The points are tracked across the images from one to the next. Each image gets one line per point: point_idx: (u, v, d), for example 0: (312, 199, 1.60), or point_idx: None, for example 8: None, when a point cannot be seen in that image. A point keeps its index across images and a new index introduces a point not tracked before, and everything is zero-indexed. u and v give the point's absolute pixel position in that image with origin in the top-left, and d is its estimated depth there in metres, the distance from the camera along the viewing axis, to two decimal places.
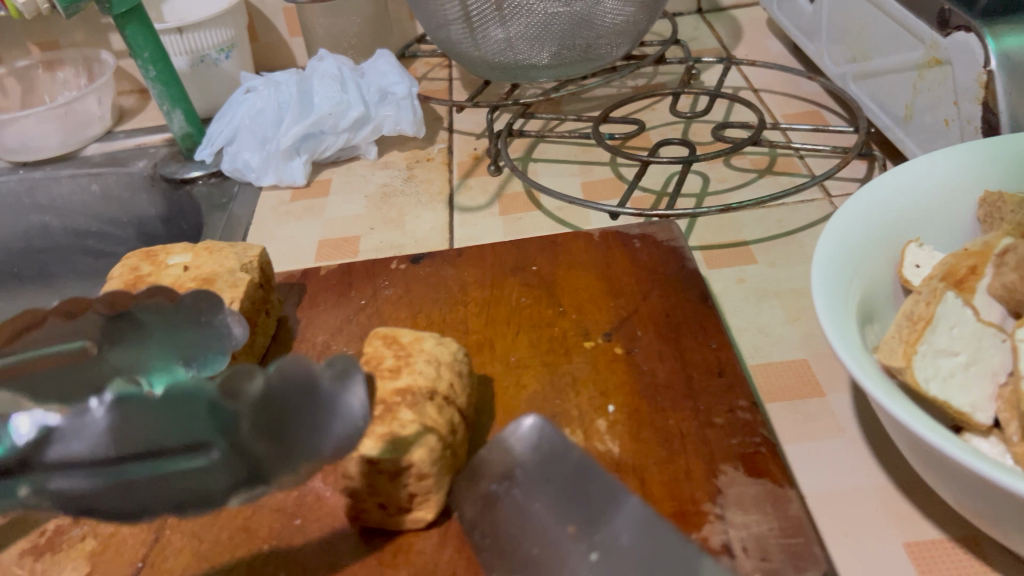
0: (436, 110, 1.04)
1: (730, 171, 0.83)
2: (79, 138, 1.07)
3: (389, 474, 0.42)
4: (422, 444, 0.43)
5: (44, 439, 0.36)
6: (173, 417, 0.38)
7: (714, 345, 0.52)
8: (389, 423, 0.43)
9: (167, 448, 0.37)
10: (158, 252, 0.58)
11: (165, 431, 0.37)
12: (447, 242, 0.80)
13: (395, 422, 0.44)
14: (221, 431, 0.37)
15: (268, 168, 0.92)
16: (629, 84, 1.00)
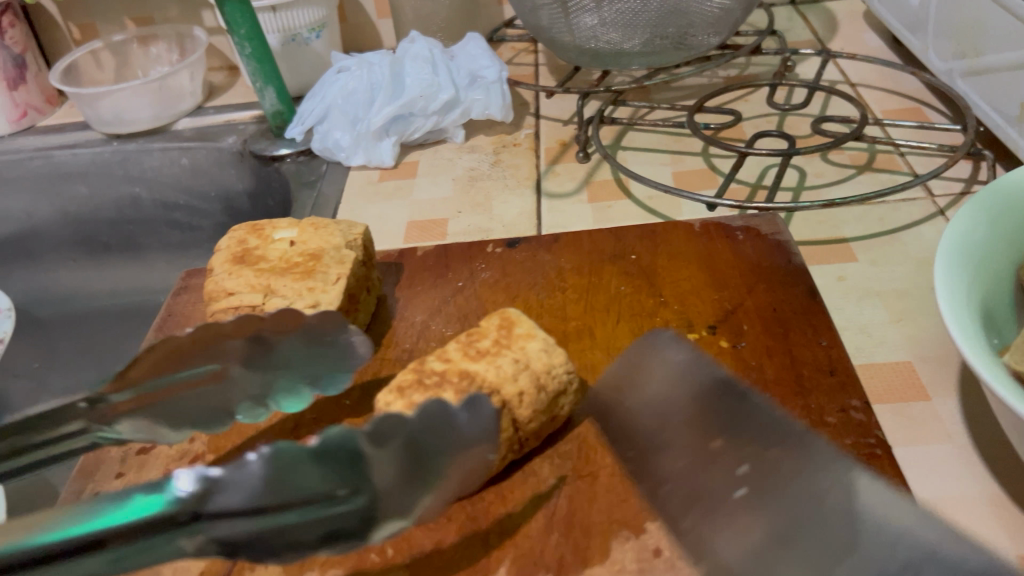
0: (522, 95, 1.04)
1: (827, 166, 0.81)
2: (170, 112, 1.08)
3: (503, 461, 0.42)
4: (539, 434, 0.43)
5: (206, 493, 0.31)
6: (315, 469, 0.32)
7: (824, 343, 0.51)
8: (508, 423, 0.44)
9: (311, 500, 0.32)
10: (264, 226, 0.59)
11: (310, 480, 0.32)
12: (536, 228, 0.80)
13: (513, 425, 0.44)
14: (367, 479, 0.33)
15: (357, 148, 0.93)
16: (721, 75, 0.99)
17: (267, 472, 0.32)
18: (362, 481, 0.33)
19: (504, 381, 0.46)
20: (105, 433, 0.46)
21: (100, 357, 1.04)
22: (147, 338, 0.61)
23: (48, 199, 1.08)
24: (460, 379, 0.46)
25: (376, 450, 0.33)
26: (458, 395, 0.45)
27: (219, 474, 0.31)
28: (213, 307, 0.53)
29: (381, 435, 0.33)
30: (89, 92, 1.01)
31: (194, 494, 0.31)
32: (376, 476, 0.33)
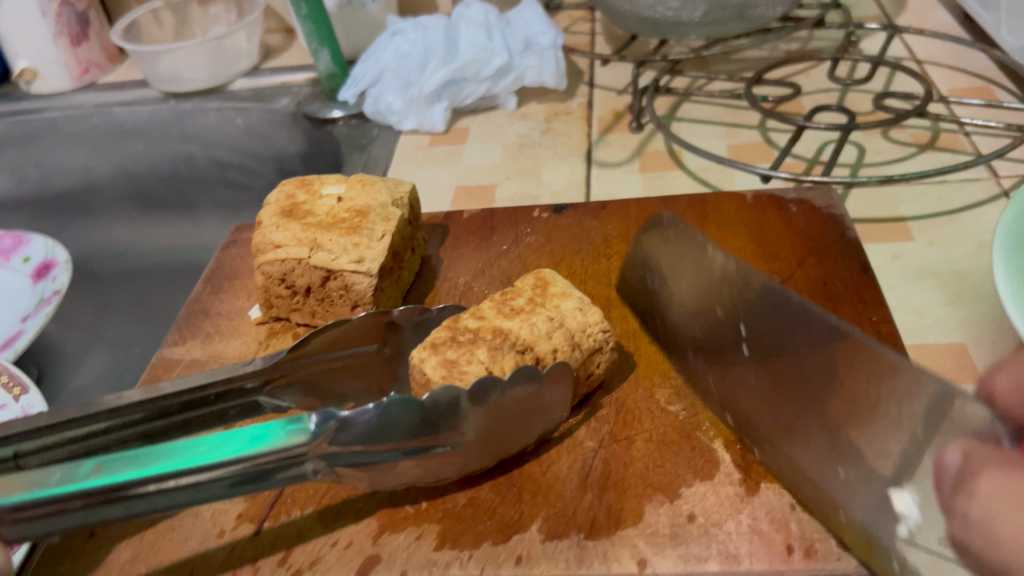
0: (578, 63, 1.02)
1: (888, 144, 0.79)
2: (227, 72, 1.09)
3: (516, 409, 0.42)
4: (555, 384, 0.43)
5: (334, 430, 0.40)
6: (417, 419, 0.41)
7: (875, 318, 0.50)
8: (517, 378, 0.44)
9: (409, 443, 0.41)
10: (313, 181, 0.59)
11: (412, 427, 0.41)
12: (585, 196, 0.79)
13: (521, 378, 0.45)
14: (459, 429, 0.42)
15: (409, 112, 0.93)
16: (782, 48, 0.97)
17: (376, 418, 0.41)
18: (456, 430, 0.42)
19: (539, 339, 0.46)
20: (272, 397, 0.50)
21: (153, 311, 1.06)
22: (196, 289, 0.62)
23: (106, 155, 1.10)
24: (492, 336, 0.46)
25: (473, 406, 0.42)
26: (491, 353, 0.45)
27: (346, 415, 0.41)
28: (260, 260, 0.54)
29: (479, 395, 0.42)
30: (148, 50, 1.03)
31: (320, 431, 0.40)
32: (470, 426, 0.42)
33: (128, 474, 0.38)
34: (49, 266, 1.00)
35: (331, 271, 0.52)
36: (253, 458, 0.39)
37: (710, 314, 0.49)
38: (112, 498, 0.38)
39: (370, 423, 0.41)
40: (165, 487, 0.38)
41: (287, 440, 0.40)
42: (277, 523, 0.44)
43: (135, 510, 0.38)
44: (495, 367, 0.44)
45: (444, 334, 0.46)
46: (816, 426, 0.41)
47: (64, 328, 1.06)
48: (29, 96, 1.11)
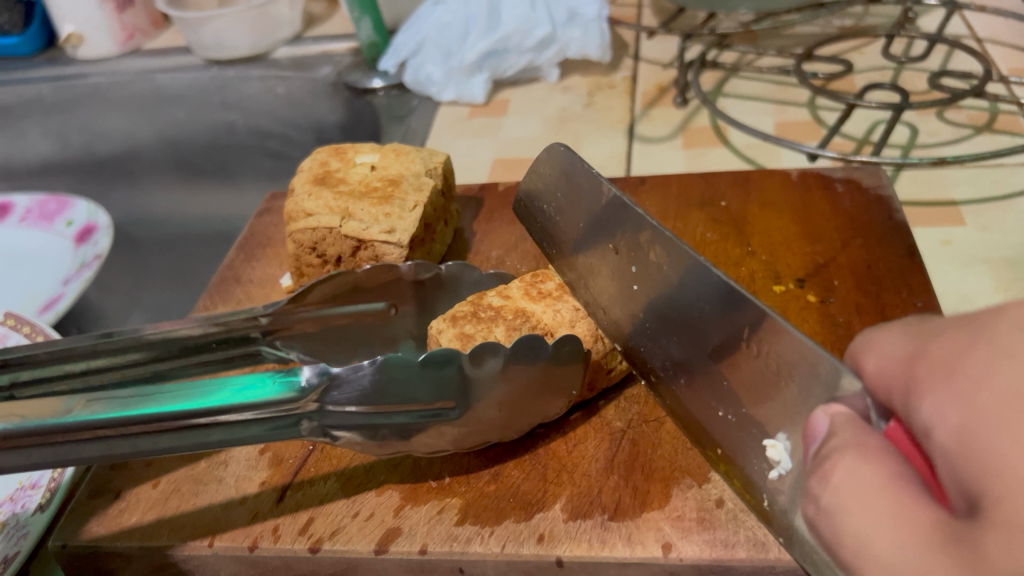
0: (623, 36, 1.00)
1: (943, 125, 0.76)
2: (270, 40, 1.09)
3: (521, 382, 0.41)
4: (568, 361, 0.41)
5: (327, 387, 0.39)
6: (418, 380, 0.40)
7: (920, 304, 0.48)
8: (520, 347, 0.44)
9: (410, 405, 0.40)
10: (347, 149, 0.58)
11: (414, 389, 0.40)
12: (625, 169, 0.78)
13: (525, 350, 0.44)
14: (464, 394, 0.40)
15: (449, 83, 0.92)
16: (835, 24, 0.93)
17: (373, 379, 0.39)
18: (458, 396, 0.40)
19: (559, 324, 0.46)
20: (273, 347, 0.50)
21: (193, 277, 1.07)
22: (229, 255, 0.62)
23: (149, 121, 1.11)
24: (513, 316, 0.46)
25: (474, 371, 0.40)
26: (509, 332, 0.45)
27: (340, 373, 0.39)
28: (291, 228, 0.53)
29: (477, 358, 0.40)
30: (192, 17, 1.04)
31: (312, 386, 0.39)
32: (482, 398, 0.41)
33: (109, 415, 0.38)
34: (91, 231, 1.01)
35: (363, 241, 0.52)
36: (239, 409, 0.38)
37: (626, 279, 0.44)
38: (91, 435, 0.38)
39: (367, 384, 0.39)
40: (146, 429, 0.38)
41: (276, 396, 0.39)
42: (299, 492, 0.44)
43: (116, 449, 0.38)
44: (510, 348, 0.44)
45: (463, 312, 0.46)
46: (726, 388, 0.37)
47: (106, 292, 1.08)
48: (75, 61, 1.12)
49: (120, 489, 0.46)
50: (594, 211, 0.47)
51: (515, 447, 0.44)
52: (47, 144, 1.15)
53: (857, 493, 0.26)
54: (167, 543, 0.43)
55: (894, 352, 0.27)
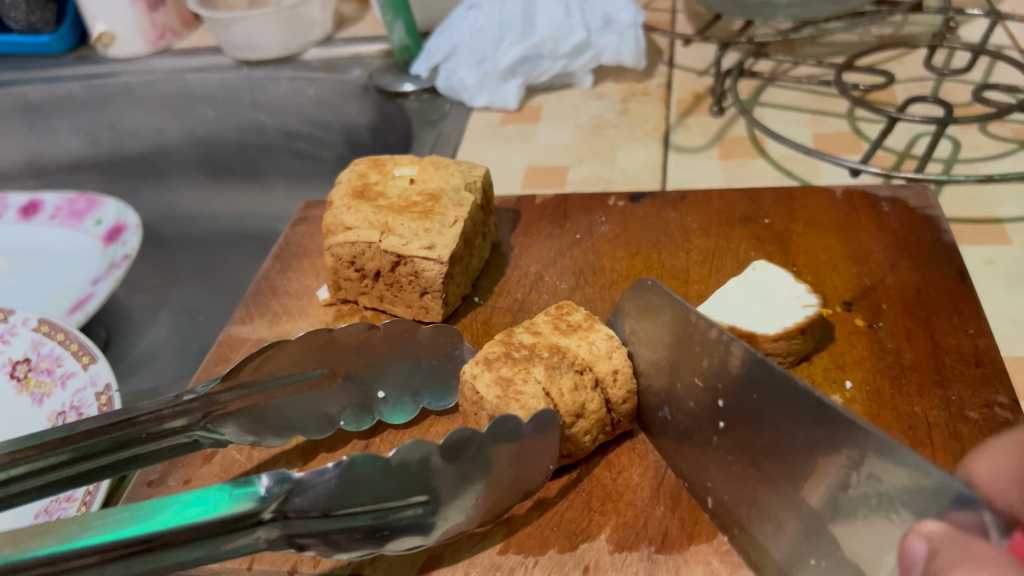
0: (657, 41, 0.99)
1: (987, 139, 0.74)
2: (301, 40, 1.08)
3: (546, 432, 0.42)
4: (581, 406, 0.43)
5: (287, 495, 0.35)
6: (384, 479, 0.36)
7: (971, 330, 0.47)
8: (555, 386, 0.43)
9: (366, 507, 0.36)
10: (386, 161, 0.57)
11: (378, 486, 0.36)
12: (660, 182, 0.77)
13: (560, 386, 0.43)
14: (431, 486, 0.37)
15: (482, 89, 0.91)
16: (873, 33, 0.92)
17: (341, 481, 0.35)
18: (428, 490, 0.37)
19: (598, 358, 0.45)
20: (207, 432, 0.47)
21: (220, 277, 1.07)
22: (265, 265, 0.61)
23: (178, 121, 1.11)
24: (549, 354, 0.45)
25: (448, 462, 0.37)
26: (549, 370, 0.44)
27: (303, 477, 0.35)
28: (330, 241, 0.53)
29: (454, 451, 0.37)
30: (223, 17, 1.03)
31: (272, 495, 0.34)
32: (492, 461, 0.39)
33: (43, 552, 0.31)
34: (120, 230, 1.01)
35: (402, 256, 0.51)
36: (196, 530, 0.33)
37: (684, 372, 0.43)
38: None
39: (330, 488, 0.35)
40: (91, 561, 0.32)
41: (232, 510, 0.34)
42: None
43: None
44: (552, 385, 0.43)
45: (502, 349, 0.45)
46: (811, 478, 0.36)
47: (134, 291, 1.08)
48: (105, 61, 1.12)
49: None
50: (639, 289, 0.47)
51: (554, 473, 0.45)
52: (76, 141, 1.14)
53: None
54: (206, 565, 0.42)
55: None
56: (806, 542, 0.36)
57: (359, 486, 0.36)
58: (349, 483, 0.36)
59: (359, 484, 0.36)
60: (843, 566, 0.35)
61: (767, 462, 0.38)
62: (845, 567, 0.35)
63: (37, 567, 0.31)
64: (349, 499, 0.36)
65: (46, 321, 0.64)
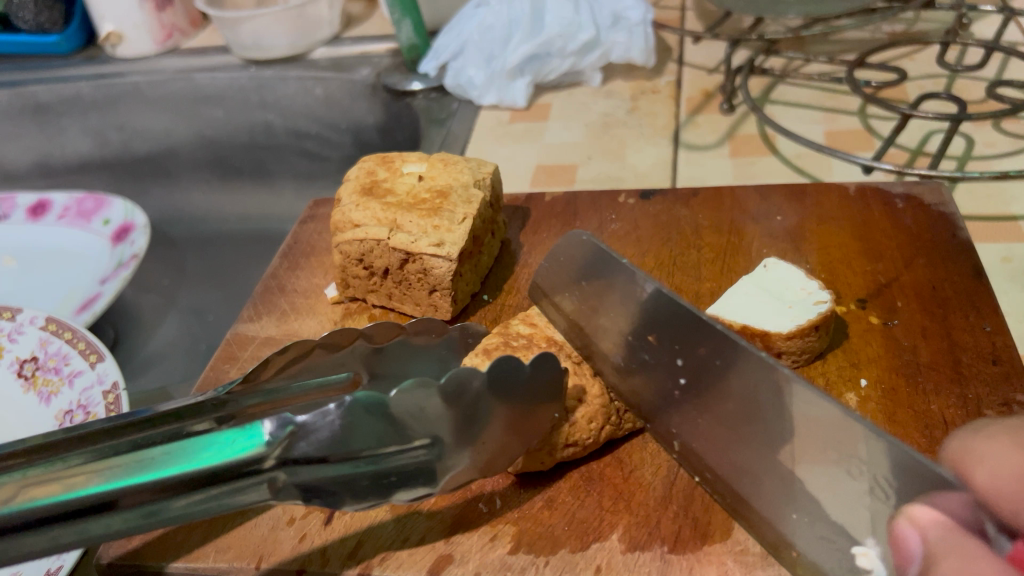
0: (667, 39, 0.99)
1: (1001, 136, 0.74)
2: (309, 40, 1.08)
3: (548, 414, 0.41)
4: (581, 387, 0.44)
5: (293, 438, 0.37)
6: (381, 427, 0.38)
7: (989, 329, 0.46)
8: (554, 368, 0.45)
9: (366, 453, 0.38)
10: (394, 158, 0.57)
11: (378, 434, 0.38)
12: (671, 180, 0.76)
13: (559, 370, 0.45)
14: (432, 429, 0.39)
15: (491, 87, 0.91)
16: (885, 30, 0.91)
17: (342, 423, 0.38)
18: (429, 433, 0.39)
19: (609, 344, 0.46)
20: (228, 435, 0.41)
21: (228, 278, 1.07)
22: (273, 263, 0.61)
23: (186, 120, 1.11)
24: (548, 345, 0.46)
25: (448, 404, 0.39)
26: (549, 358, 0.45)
27: (306, 420, 0.37)
28: (338, 238, 0.53)
29: (454, 392, 0.38)
30: (231, 17, 1.03)
31: (276, 439, 0.36)
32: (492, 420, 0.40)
33: (48, 503, 0.32)
34: (128, 230, 1.01)
35: (411, 254, 0.51)
36: (202, 475, 0.35)
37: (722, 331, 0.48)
38: (34, 528, 0.32)
39: (335, 430, 0.38)
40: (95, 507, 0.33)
41: (238, 456, 0.35)
42: (348, 514, 0.43)
43: (62, 540, 0.32)
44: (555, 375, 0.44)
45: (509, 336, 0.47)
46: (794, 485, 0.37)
47: (142, 291, 1.08)
48: (114, 60, 1.12)
49: None
50: (594, 264, 0.48)
51: (564, 473, 0.44)
52: (85, 142, 1.14)
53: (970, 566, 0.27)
54: (213, 564, 0.42)
55: (988, 461, 0.30)
56: (748, 468, 0.39)
57: (363, 432, 0.38)
58: (349, 423, 0.38)
59: (360, 426, 0.38)
60: (835, 553, 0.36)
61: (754, 467, 0.38)
62: (837, 554, 0.36)
63: (46, 516, 0.32)
64: (353, 443, 0.38)
65: (54, 321, 0.64)
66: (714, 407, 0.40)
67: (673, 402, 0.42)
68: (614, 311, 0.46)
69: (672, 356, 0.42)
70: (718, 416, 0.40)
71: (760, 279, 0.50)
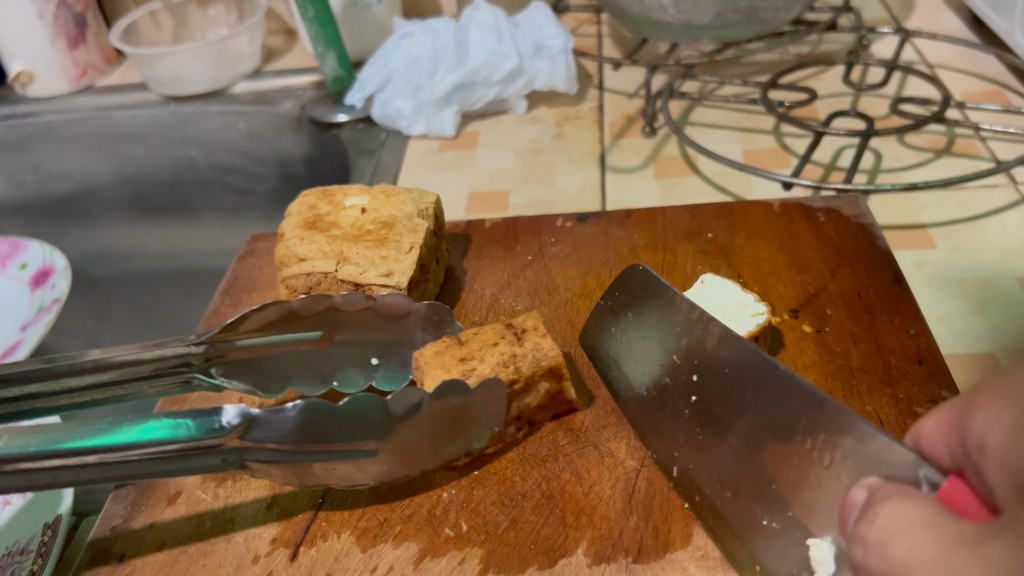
0: (586, 66, 1.01)
1: (906, 149, 0.78)
2: (228, 74, 1.07)
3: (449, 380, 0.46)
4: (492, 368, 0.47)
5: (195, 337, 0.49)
6: (339, 424, 0.43)
7: (913, 331, 0.49)
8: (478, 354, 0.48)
9: (359, 444, 0.43)
10: (335, 191, 0.57)
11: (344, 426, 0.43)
12: (600, 203, 0.79)
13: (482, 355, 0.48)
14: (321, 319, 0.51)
15: (419, 116, 0.92)
16: (791, 52, 0.96)
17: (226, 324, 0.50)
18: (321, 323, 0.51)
19: (524, 361, 0.47)
20: (206, 376, 0.50)
21: (158, 319, 1.05)
22: (214, 300, 0.61)
23: (104, 159, 1.08)
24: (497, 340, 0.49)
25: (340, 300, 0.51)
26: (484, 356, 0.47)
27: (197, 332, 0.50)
28: (284, 273, 0.53)
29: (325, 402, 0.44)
30: (148, 53, 1.01)
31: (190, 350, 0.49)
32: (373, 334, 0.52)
33: (29, 449, 0.40)
34: (47, 273, 0.98)
35: (359, 285, 0.52)
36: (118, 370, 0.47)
37: (675, 392, 0.46)
38: (11, 468, 0.40)
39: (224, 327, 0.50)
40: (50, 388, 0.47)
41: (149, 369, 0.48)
42: (314, 548, 0.44)
43: (36, 481, 0.40)
44: (480, 369, 0.47)
45: (445, 338, 0.49)
46: (773, 492, 0.40)
47: (65, 335, 1.05)
48: (25, 100, 1.09)
49: (124, 552, 0.45)
50: (647, 293, 0.50)
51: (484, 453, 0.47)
52: None
53: (900, 523, 0.27)
54: None
55: None
56: (758, 505, 0.40)
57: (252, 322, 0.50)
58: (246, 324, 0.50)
59: (251, 319, 0.50)
60: (792, 551, 0.38)
61: (737, 476, 0.41)
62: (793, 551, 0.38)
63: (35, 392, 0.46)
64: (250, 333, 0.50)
65: None
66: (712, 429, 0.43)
67: (669, 426, 0.45)
68: (639, 333, 0.50)
69: (687, 387, 0.45)
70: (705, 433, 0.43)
71: (695, 294, 0.52)
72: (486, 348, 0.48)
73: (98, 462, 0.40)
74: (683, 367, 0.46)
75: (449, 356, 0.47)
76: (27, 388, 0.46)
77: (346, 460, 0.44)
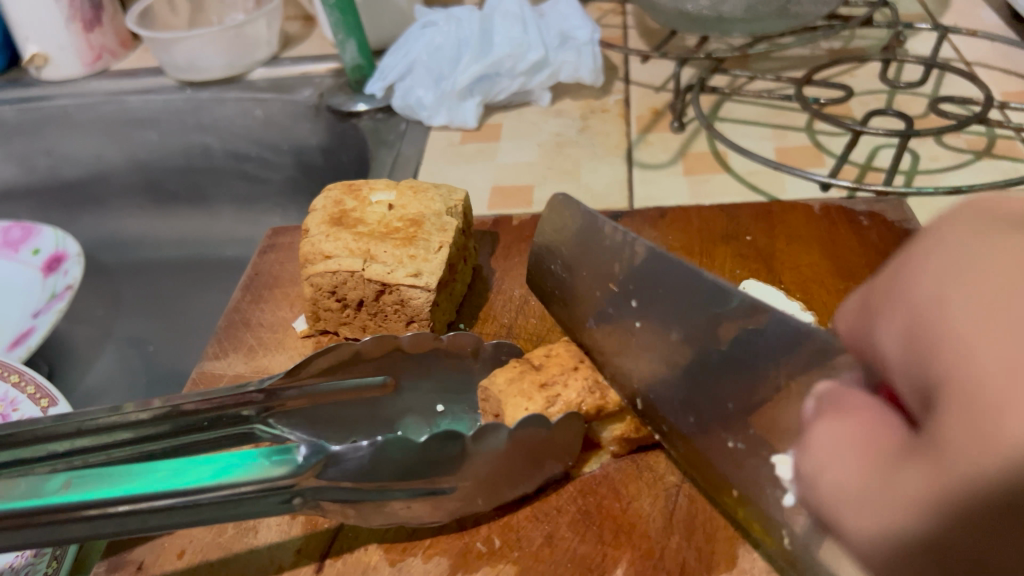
0: (611, 58, 0.99)
1: (944, 150, 0.76)
2: (246, 60, 1.05)
3: (530, 400, 0.44)
4: (572, 385, 0.44)
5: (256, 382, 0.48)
6: (418, 465, 0.40)
7: None
8: (554, 376, 0.45)
9: (437, 482, 0.40)
10: (361, 186, 0.55)
11: (412, 473, 0.40)
12: (628, 201, 0.76)
13: (559, 377, 0.45)
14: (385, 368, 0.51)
15: (441, 108, 0.90)
16: (823, 48, 0.93)
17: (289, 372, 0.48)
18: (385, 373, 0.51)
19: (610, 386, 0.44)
20: (266, 427, 0.47)
21: (171, 308, 1.04)
22: (233, 296, 0.59)
23: (118, 145, 1.07)
24: (577, 365, 0.46)
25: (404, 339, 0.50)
26: (562, 378, 0.45)
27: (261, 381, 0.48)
28: (309, 271, 0.51)
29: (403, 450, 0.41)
30: (164, 37, 0.99)
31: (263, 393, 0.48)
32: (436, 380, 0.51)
33: (96, 494, 0.37)
34: (60, 260, 0.96)
35: (387, 285, 0.50)
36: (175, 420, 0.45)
37: (550, 255, 0.51)
38: (81, 516, 0.37)
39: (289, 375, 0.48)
40: (92, 438, 0.44)
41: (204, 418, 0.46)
42: (340, 560, 0.42)
43: (103, 529, 0.37)
44: (563, 389, 0.44)
45: (519, 363, 0.47)
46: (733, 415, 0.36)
47: (75, 323, 1.03)
48: (39, 83, 1.07)
49: (142, 560, 0.43)
50: None
51: (566, 476, 0.45)
52: (9, 169, 1.09)
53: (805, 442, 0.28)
54: None
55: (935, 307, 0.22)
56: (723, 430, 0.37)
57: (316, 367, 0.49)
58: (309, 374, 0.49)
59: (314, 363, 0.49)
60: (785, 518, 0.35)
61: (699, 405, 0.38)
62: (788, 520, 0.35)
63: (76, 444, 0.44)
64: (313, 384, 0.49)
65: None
66: (576, 273, 0.48)
67: (559, 281, 0.50)
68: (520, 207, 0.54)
69: (555, 255, 0.50)
70: (571, 277, 0.48)
71: None
72: (567, 372, 0.45)
73: (165, 505, 0.38)
74: (551, 237, 0.50)
75: (525, 380, 0.45)
76: (77, 443, 0.44)
77: (416, 503, 0.41)
